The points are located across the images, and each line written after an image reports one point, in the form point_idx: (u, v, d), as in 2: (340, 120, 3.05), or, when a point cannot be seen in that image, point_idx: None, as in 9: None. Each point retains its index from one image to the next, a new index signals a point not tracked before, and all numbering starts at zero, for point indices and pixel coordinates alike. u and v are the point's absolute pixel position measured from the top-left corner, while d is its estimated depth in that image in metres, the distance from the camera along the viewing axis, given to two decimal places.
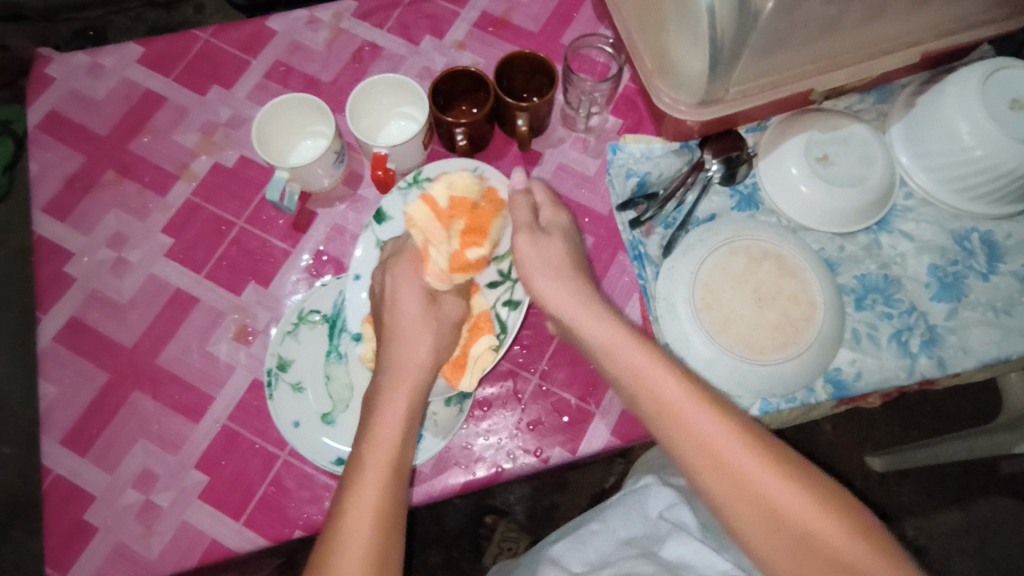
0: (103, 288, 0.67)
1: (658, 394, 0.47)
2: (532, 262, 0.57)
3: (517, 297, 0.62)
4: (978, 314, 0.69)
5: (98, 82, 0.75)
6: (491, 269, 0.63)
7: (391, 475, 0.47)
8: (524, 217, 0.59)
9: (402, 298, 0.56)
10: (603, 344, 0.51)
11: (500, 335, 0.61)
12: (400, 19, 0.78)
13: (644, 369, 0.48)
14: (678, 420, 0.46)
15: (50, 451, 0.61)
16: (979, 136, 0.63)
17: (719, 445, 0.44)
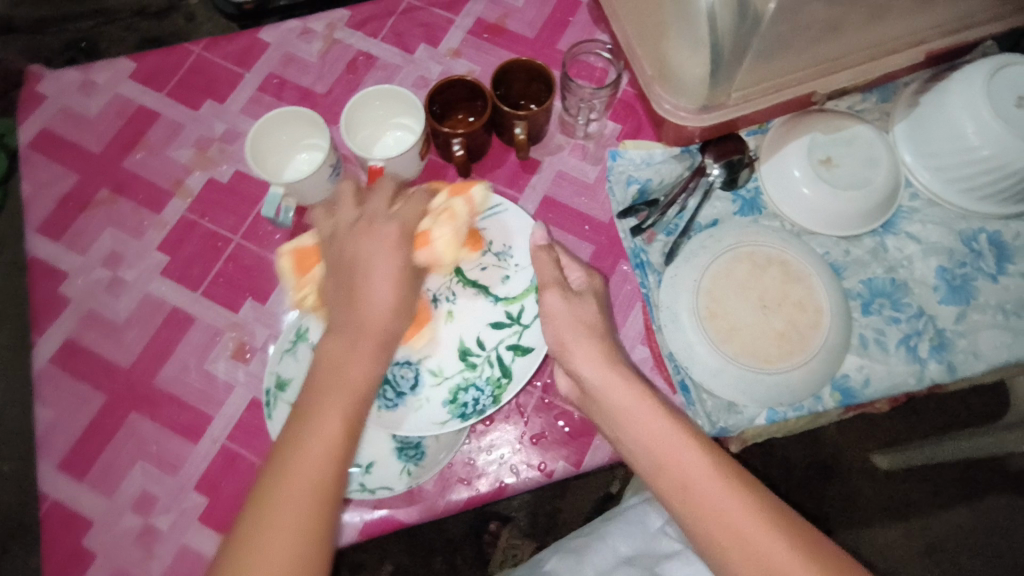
0: (99, 307, 0.66)
1: (670, 465, 0.45)
2: (562, 323, 0.55)
3: (526, 343, 0.62)
4: (987, 316, 0.67)
5: (90, 99, 0.74)
6: (501, 308, 0.64)
7: (324, 485, 0.42)
8: (551, 273, 0.58)
9: (376, 273, 0.51)
10: (613, 403, 0.50)
11: (504, 378, 0.61)
12: (394, 28, 0.77)
13: (656, 442, 0.47)
14: (698, 497, 0.43)
15: (48, 476, 0.61)
16: (986, 136, 0.62)
17: (740, 522, 0.41)
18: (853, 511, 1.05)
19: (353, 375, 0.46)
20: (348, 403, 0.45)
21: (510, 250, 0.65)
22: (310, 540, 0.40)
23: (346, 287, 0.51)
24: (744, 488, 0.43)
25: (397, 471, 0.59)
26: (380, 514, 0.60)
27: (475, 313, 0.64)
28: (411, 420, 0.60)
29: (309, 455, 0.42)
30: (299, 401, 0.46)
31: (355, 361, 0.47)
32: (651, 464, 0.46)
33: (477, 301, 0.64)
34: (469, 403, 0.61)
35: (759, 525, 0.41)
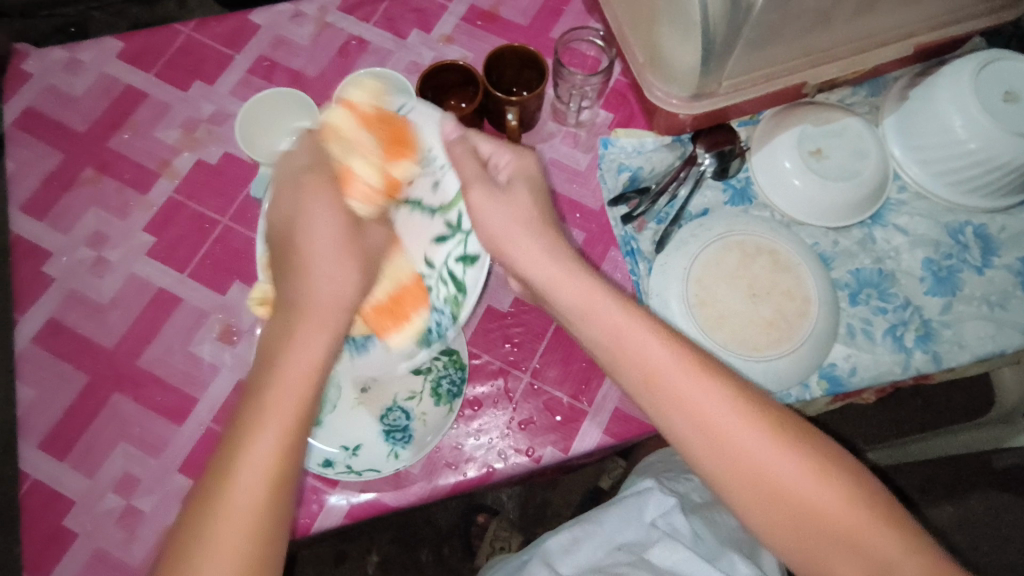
0: (82, 288, 0.65)
1: (673, 393, 0.43)
2: (500, 219, 0.52)
3: (472, 252, 0.59)
4: (973, 308, 0.68)
5: (77, 77, 0.73)
6: (439, 220, 0.60)
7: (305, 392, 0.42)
8: (473, 170, 0.55)
9: (318, 208, 0.51)
10: (581, 308, 0.47)
11: (458, 294, 0.58)
12: (386, 13, 0.77)
13: (651, 364, 0.44)
14: (665, 388, 0.43)
15: (28, 455, 0.60)
16: (973, 129, 0.63)
17: (705, 407, 0.42)
18: None
19: (309, 240, 0.50)
20: (299, 358, 0.43)
21: (432, 152, 0.58)
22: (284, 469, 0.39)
23: (286, 241, 0.51)
24: (751, 407, 0.42)
25: (383, 455, 0.58)
26: (367, 498, 0.60)
27: (416, 230, 0.61)
28: (380, 358, 0.59)
29: (293, 344, 0.44)
30: (266, 344, 0.44)
31: (294, 337, 0.44)
32: (653, 395, 0.43)
33: (415, 217, 0.61)
34: (432, 327, 0.57)
35: (771, 449, 0.40)
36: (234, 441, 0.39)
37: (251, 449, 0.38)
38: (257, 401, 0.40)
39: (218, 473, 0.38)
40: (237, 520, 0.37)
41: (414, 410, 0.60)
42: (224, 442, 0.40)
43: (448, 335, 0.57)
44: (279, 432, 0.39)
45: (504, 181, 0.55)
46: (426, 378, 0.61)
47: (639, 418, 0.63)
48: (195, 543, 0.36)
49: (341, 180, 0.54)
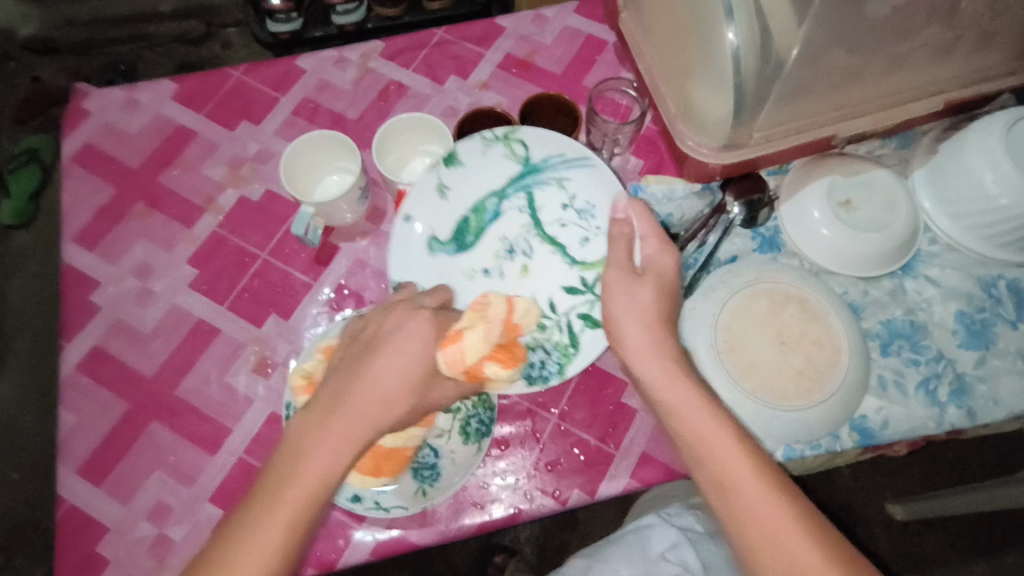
0: (126, 317, 0.68)
1: (740, 494, 0.42)
2: (619, 305, 0.52)
3: (597, 315, 0.63)
4: (1007, 363, 0.67)
5: (132, 116, 0.77)
6: (576, 273, 0.65)
7: (308, 508, 0.40)
8: (620, 253, 0.55)
9: (404, 349, 0.48)
10: (675, 406, 0.46)
11: (572, 347, 0.62)
12: (426, 59, 0.80)
13: (700, 431, 0.44)
14: (742, 499, 0.42)
15: (66, 480, 0.61)
16: (1004, 185, 0.63)
17: (778, 528, 0.40)
18: (869, 562, 1.02)
19: (381, 383, 0.46)
20: (314, 469, 0.41)
21: (592, 209, 0.66)
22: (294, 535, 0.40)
23: (371, 333, 0.50)
24: (781, 491, 0.42)
25: (411, 491, 0.58)
26: (393, 534, 0.60)
27: (551, 271, 0.66)
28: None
29: (324, 443, 0.42)
30: (297, 432, 0.43)
31: (327, 434, 0.43)
32: (697, 456, 0.44)
33: (554, 260, 0.66)
34: (536, 364, 0.61)
35: (799, 537, 0.40)
36: (259, 490, 0.41)
37: (266, 516, 0.39)
38: (282, 477, 0.41)
39: (228, 536, 0.39)
40: None
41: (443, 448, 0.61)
42: (247, 500, 0.41)
43: (551, 381, 0.60)
44: (284, 527, 0.39)
45: (641, 273, 0.54)
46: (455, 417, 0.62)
47: (665, 463, 0.63)
48: None
49: (442, 339, 0.50)
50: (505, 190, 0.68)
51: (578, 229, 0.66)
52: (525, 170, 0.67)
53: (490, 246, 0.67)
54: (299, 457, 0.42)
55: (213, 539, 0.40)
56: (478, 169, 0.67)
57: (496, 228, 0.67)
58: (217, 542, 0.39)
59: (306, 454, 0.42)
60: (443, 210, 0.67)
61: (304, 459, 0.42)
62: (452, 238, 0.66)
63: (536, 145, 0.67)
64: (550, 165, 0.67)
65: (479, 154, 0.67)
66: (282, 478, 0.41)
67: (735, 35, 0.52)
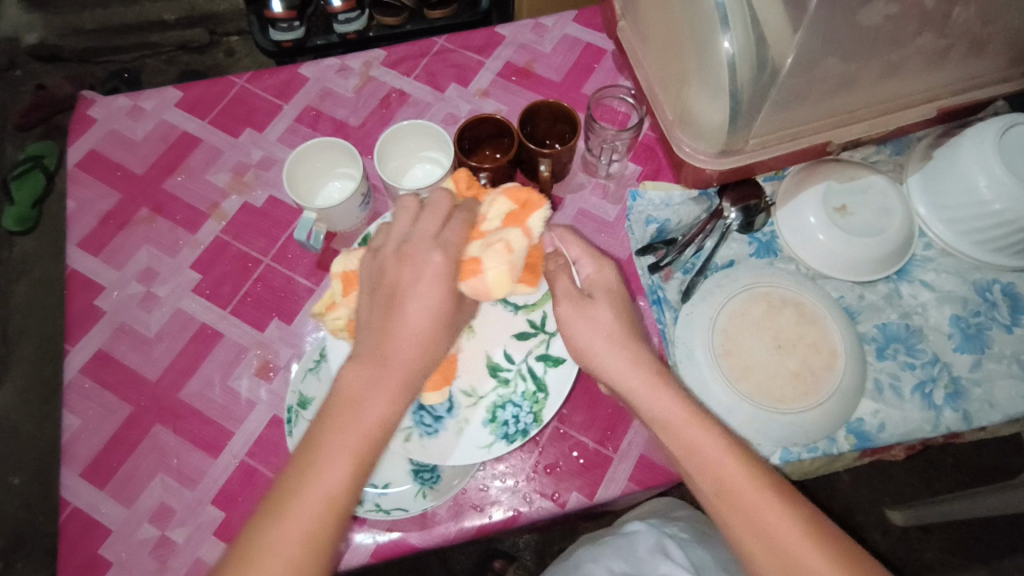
0: (131, 321, 0.68)
1: (748, 508, 0.43)
2: (585, 335, 0.52)
3: (555, 353, 0.60)
4: (1002, 366, 0.68)
5: (138, 123, 0.78)
6: (521, 318, 0.62)
7: (368, 450, 0.43)
8: (564, 284, 0.55)
9: (425, 294, 0.48)
10: (665, 425, 0.47)
11: (540, 393, 0.60)
12: (427, 67, 0.81)
13: (696, 442, 0.46)
14: (749, 512, 0.43)
15: (69, 482, 0.62)
16: (998, 191, 0.64)
17: (788, 540, 0.41)
18: None
19: (410, 323, 0.47)
20: (366, 417, 0.43)
21: None
22: (356, 478, 0.42)
23: (384, 278, 0.48)
24: (786, 501, 0.43)
25: (412, 493, 0.59)
26: (393, 537, 0.60)
27: (497, 325, 0.62)
28: (455, 445, 0.58)
29: (382, 394, 0.44)
30: (345, 385, 0.44)
31: (381, 389, 0.44)
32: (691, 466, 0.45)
33: (495, 312, 0.62)
34: (510, 420, 0.59)
35: (802, 539, 0.41)
36: (319, 440, 0.42)
37: (332, 463, 0.41)
38: (342, 427, 0.43)
39: (284, 490, 0.41)
40: (286, 541, 0.39)
41: None
42: (304, 448, 0.43)
43: (530, 431, 0.59)
44: (349, 471, 0.42)
45: (588, 294, 0.54)
46: None
47: (663, 466, 0.63)
48: (247, 554, 0.39)
49: (463, 272, 0.50)
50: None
51: None
52: None
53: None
54: (354, 410, 0.43)
55: (272, 491, 0.42)
56: None
57: None
58: (272, 502, 0.41)
59: (364, 404, 0.43)
60: None
61: (360, 407, 0.43)
62: None
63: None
64: None
65: None
66: (346, 425, 0.43)
67: (730, 44, 0.53)
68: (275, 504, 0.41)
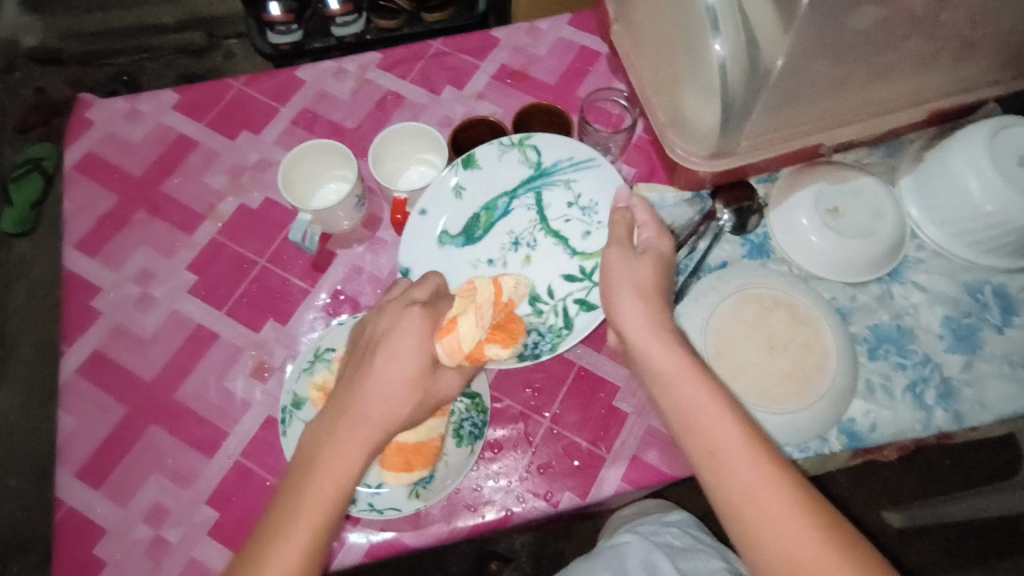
0: (127, 322, 0.69)
1: (728, 470, 0.43)
2: (621, 276, 0.53)
3: (593, 301, 0.67)
4: (993, 367, 0.68)
5: (135, 126, 0.79)
6: (575, 262, 0.69)
7: (328, 515, 0.45)
8: (621, 233, 0.56)
9: (399, 355, 0.51)
10: (665, 379, 0.47)
11: (565, 329, 0.66)
12: (423, 70, 0.82)
13: (717, 439, 0.44)
14: (729, 474, 0.43)
15: (65, 483, 0.62)
16: (988, 193, 0.65)
17: (764, 499, 0.41)
18: None
19: (384, 364, 0.50)
20: (323, 485, 0.45)
21: (595, 206, 0.69)
22: (317, 541, 0.44)
23: (371, 340, 0.53)
24: (770, 463, 0.42)
25: (405, 493, 0.60)
26: (387, 537, 0.61)
27: (551, 263, 0.70)
28: None
29: (339, 450, 0.47)
30: (311, 443, 0.48)
31: (340, 446, 0.47)
32: (710, 464, 0.44)
33: (556, 252, 0.70)
34: (530, 343, 0.65)
35: (782, 502, 0.41)
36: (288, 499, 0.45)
37: (292, 527, 0.44)
38: (297, 492, 0.45)
39: (262, 542, 0.44)
40: None
41: None
42: (275, 501, 0.46)
43: (541, 356, 0.65)
44: (310, 532, 0.44)
45: (639, 250, 0.55)
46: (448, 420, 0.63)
47: (656, 467, 0.63)
48: None
49: (439, 331, 0.52)
50: (516, 190, 0.72)
51: (580, 224, 0.70)
52: (538, 174, 0.71)
53: (497, 240, 0.71)
54: (315, 465, 0.46)
55: (248, 545, 0.45)
56: (494, 172, 0.71)
57: (504, 224, 0.71)
58: (248, 553, 0.44)
59: (323, 465, 0.46)
60: (459, 210, 0.71)
61: (322, 468, 0.46)
62: (461, 232, 0.70)
63: (546, 150, 0.70)
64: (561, 169, 0.71)
65: (495, 159, 0.71)
66: (305, 484, 0.46)
67: (720, 47, 0.53)
68: (253, 555, 0.44)
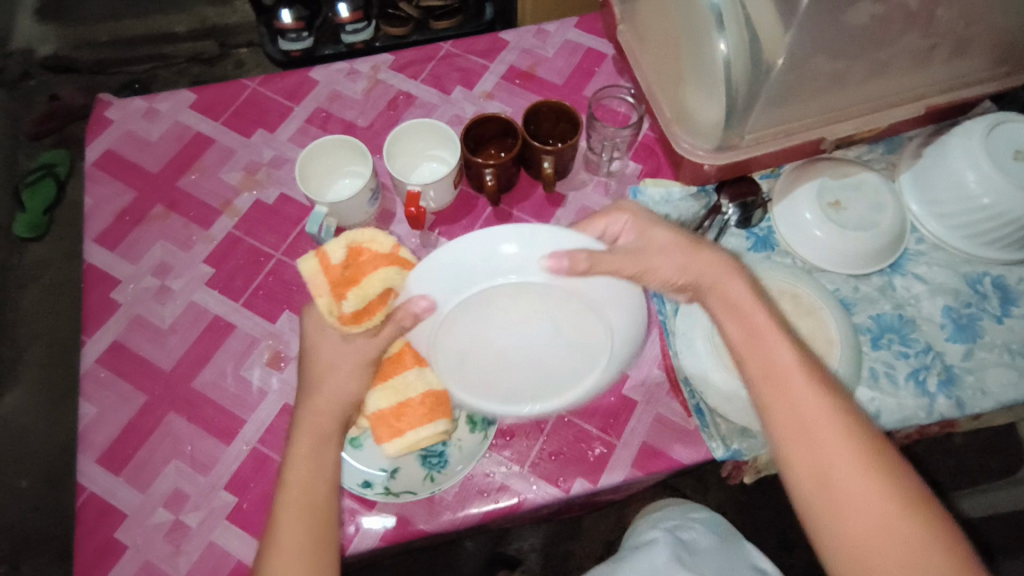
0: (145, 313, 0.70)
1: (775, 369, 0.48)
2: None
3: None
4: (994, 355, 0.70)
5: (153, 124, 0.80)
6: None
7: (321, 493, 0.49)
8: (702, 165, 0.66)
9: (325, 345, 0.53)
10: (727, 296, 0.53)
11: None
12: (434, 71, 0.84)
13: (771, 350, 0.49)
14: (773, 374, 0.48)
15: (85, 469, 0.63)
16: (985, 185, 0.67)
17: (793, 394, 0.47)
18: None
19: (330, 385, 0.52)
20: (302, 473, 0.49)
21: None
22: (313, 510, 0.48)
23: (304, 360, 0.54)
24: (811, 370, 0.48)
25: (420, 477, 0.61)
26: (402, 522, 0.61)
27: None
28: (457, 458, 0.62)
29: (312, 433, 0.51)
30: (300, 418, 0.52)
31: (311, 428, 0.51)
32: (765, 381, 0.48)
33: None
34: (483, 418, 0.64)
35: (811, 399, 0.46)
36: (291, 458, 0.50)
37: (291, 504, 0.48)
38: (294, 464, 0.50)
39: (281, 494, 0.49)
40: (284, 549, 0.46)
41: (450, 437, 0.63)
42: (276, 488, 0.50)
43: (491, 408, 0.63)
44: (303, 509, 0.48)
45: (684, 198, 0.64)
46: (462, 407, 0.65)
47: (665, 452, 0.65)
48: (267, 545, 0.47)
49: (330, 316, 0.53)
50: None
51: None
52: None
53: None
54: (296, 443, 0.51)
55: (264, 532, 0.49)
56: None
57: None
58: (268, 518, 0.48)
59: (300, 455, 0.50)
60: None
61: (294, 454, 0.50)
62: None
63: None
64: None
65: None
66: (306, 453, 0.50)
67: (725, 46, 0.56)
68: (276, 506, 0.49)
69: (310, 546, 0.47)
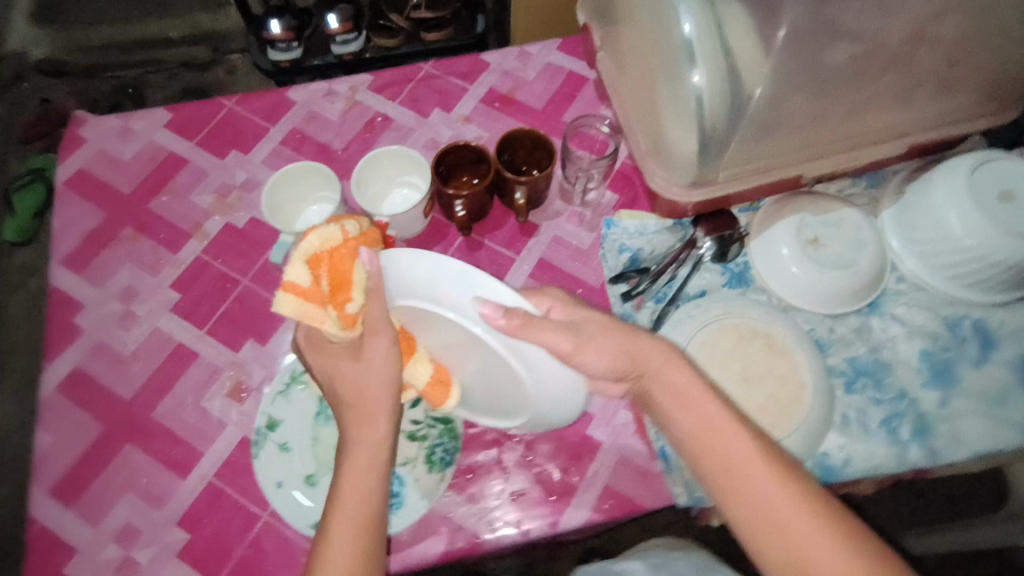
0: (109, 339, 0.70)
1: (716, 439, 0.50)
2: None
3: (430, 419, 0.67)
4: (971, 403, 0.68)
5: (127, 144, 0.80)
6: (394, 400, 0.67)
7: (369, 512, 0.50)
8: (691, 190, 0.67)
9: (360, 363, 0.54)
10: (654, 364, 0.54)
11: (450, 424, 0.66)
12: (412, 93, 0.83)
13: (706, 418, 0.51)
14: (716, 443, 0.50)
15: (39, 501, 0.63)
16: (967, 227, 0.65)
17: (740, 461, 0.49)
18: None
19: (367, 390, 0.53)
20: (348, 497, 0.50)
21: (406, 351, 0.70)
22: (360, 533, 0.48)
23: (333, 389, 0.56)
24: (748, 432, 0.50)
25: None
26: None
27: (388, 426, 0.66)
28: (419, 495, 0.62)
29: (357, 454, 0.52)
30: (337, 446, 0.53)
31: (357, 449, 0.52)
32: (710, 457, 0.50)
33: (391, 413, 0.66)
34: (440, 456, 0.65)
35: (755, 462, 0.49)
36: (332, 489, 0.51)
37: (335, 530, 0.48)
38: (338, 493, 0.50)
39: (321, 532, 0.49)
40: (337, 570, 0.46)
41: (409, 475, 0.64)
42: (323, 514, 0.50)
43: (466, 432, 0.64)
44: (353, 530, 0.48)
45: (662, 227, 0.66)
46: (422, 445, 0.65)
47: (627, 496, 0.63)
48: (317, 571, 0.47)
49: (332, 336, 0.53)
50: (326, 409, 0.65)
51: None
52: None
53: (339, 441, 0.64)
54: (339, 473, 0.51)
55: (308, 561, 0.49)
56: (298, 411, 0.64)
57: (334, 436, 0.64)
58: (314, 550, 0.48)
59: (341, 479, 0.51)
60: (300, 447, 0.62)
61: (343, 479, 0.51)
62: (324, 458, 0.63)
63: None
64: None
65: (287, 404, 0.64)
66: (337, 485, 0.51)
67: (700, 79, 0.53)
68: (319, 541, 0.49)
69: (362, 548, 0.48)
